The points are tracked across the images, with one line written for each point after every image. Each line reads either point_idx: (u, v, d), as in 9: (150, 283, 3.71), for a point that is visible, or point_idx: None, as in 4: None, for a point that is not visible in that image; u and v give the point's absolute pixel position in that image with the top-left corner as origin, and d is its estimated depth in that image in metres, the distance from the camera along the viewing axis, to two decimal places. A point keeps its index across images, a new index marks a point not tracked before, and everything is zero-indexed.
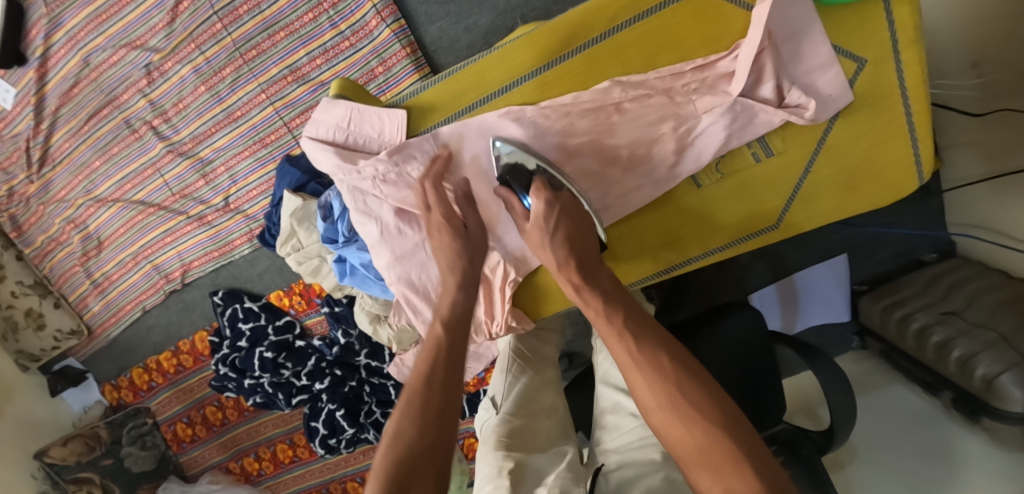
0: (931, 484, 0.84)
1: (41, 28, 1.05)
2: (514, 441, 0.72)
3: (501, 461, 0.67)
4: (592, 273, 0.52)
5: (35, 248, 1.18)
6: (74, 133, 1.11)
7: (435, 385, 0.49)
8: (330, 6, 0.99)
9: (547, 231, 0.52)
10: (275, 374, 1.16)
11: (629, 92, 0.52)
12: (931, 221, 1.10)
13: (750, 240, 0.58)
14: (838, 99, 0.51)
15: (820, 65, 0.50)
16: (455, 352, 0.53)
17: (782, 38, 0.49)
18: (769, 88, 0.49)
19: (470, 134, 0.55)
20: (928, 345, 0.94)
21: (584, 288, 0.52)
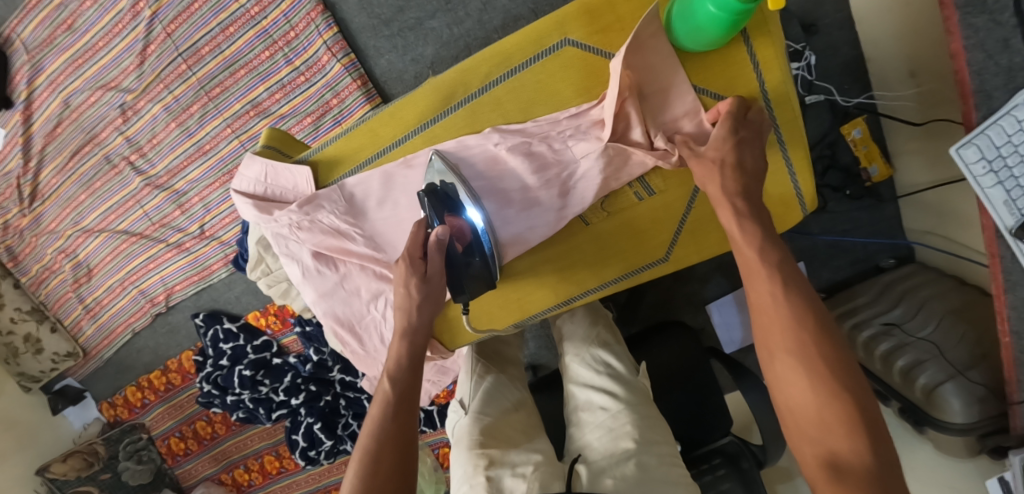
0: None
1: (24, 74, 1.13)
2: (490, 438, 0.71)
3: (476, 459, 0.69)
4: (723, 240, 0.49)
5: (32, 277, 1.27)
6: (60, 170, 1.18)
7: (387, 442, 0.49)
8: (285, 44, 1.05)
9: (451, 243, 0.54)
10: (255, 390, 1.21)
11: (507, 139, 0.57)
12: (888, 228, 1.10)
13: (641, 272, 0.65)
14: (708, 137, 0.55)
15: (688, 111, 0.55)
16: (406, 403, 0.52)
17: (646, 89, 0.54)
18: (638, 132, 0.54)
19: (378, 182, 0.63)
20: (875, 354, 0.95)
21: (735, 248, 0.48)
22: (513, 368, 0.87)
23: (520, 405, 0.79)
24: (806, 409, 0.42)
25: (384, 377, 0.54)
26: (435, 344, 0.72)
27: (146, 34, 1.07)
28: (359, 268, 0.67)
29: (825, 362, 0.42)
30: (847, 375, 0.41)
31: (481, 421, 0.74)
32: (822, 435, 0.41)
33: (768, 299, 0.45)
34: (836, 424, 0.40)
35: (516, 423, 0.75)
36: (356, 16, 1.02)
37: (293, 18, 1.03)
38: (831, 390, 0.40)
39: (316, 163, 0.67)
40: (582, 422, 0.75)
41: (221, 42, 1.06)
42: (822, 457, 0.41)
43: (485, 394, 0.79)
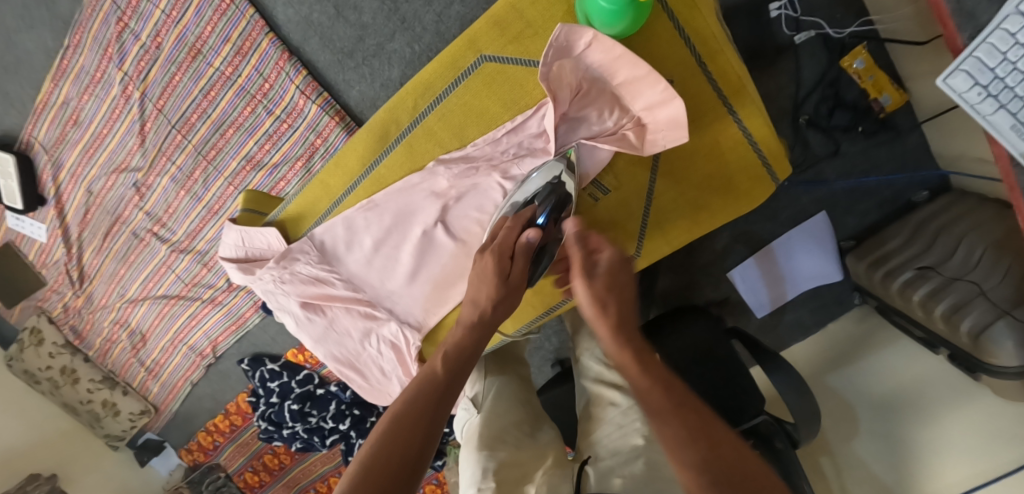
0: (902, 447, 0.84)
1: (49, 172, 1.23)
2: (501, 440, 0.66)
3: (484, 461, 0.63)
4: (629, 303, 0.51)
5: (97, 350, 1.39)
6: (98, 251, 1.29)
7: (420, 425, 0.43)
8: (263, 97, 1.08)
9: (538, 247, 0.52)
10: (305, 421, 1.29)
11: (452, 168, 0.58)
12: (916, 158, 1.00)
13: None
14: (669, 135, 0.51)
15: (657, 102, 0.50)
16: (452, 392, 0.47)
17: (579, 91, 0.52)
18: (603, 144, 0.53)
19: (342, 231, 0.64)
20: (913, 301, 0.86)
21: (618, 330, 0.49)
22: (520, 367, 0.84)
23: (530, 405, 0.75)
24: None
25: (443, 354, 0.49)
26: None
27: (140, 113, 1.14)
28: (344, 311, 0.68)
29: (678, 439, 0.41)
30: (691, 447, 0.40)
31: (492, 420, 0.70)
32: None
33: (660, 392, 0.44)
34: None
35: (525, 422, 0.71)
36: (320, 54, 1.03)
37: (264, 70, 1.06)
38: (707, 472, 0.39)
39: (283, 221, 0.68)
40: (595, 419, 0.69)
41: (206, 107, 1.11)
42: None
43: (498, 393, 0.76)
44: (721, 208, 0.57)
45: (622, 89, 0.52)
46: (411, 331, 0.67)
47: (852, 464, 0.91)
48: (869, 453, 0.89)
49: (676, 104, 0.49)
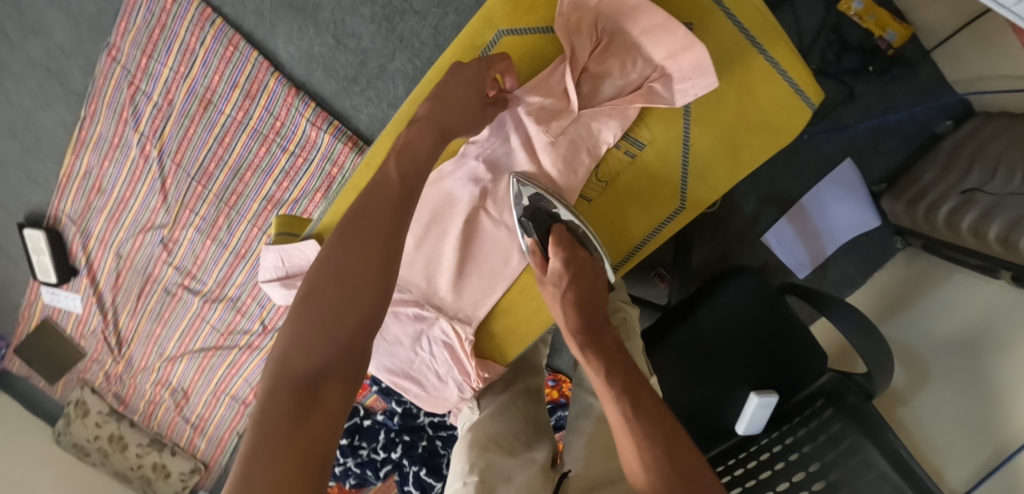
0: (981, 380, 0.80)
1: (78, 241, 1.26)
2: (494, 441, 0.64)
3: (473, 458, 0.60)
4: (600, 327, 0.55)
5: (141, 413, 1.38)
6: (133, 313, 1.30)
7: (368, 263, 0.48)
8: (276, 135, 1.09)
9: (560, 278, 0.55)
10: (356, 455, 1.27)
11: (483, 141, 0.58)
12: (933, 88, 0.99)
13: (665, 228, 0.60)
14: (699, 83, 0.50)
15: (678, 50, 0.50)
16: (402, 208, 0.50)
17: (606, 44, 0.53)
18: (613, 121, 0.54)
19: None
20: (962, 230, 0.84)
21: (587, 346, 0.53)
22: (532, 376, 0.78)
23: (531, 419, 0.71)
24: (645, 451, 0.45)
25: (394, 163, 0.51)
26: (488, 363, 0.69)
27: (160, 171, 1.16)
28: (393, 317, 0.68)
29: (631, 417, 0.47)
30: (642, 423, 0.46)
31: (488, 425, 0.66)
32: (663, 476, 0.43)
33: (619, 416, 0.48)
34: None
35: (521, 434, 0.67)
36: (325, 84, 1.06)
37: (274, 109, 1.08)
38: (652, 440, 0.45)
39: (320, 233, 0.68)
40: (582, 432, 0.70)
41: (223, 154, 1.13)
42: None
43: (504, 401, 0.71)
44: (760, 145, 0.55)
45: (644, 39, 0.51)
46: (461, 325, 0.66)
47: (932, 408, 0.86)
48: (949, 394, 0.84)
49: (698, 49, 0.48)
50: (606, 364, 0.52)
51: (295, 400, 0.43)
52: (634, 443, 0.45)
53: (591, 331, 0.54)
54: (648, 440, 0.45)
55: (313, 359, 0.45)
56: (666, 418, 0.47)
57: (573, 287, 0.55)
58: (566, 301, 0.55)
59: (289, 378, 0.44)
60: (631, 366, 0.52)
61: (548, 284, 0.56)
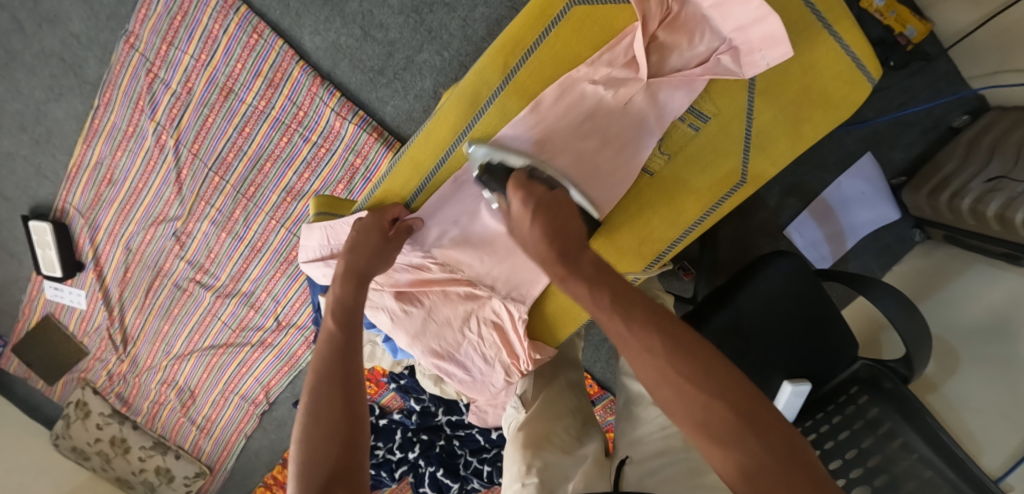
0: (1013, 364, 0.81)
1: (86, 234, 1.22)
2: (544, 439, 0.62)
3: (529, 458, 0.59)
4: (573, 253, 0.46)
5: (145, 414, 1.34)
6: (140, 309, 1.26)
7: (336, 404, 0.50)
8: (298, 125, 1.07)
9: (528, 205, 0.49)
10: (372, 456, 1.22)
11: None
12: (949, 84, 1.02)
13: (726, 201, 0.60)
14: (769, 54, 0.50)
15: (749, 21, 0.50)
16: (350, 354, 0.53)
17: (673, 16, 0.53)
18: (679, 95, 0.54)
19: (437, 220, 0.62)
20: (988, 217, 0.86)
21: (568, 276, 0.45)
22: (571, 371, 0.77)
23: (578, 412, 0.69)
24: (660, 376, 0.41)
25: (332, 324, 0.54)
26: (539, 345, 0.69)
27: (176, 161, 1.13)
28: (441, 297, 0.67)
29: (638, 348, 0.41)
30: (649, 352, 0.41)
31: (539, 421, 0.64)
32: (690, 402, 0.39)
33: (617, 334, 0.42)
34: (730, 440, 0.38)
35: (572, 429, 0.65)
36: (351, 75, 1.04)
37: (298, 98, 1.06)
38: (664, 364, 0.40)
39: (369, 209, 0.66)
40: (632, 418, 0.67)
41: (242, 144, 1.11)
42: (704, 416, 0.39)
43: (549, 397, 0.69)
44: (822, 118, 0.57)
45: (714, 12, 0.52)
46: (514, 305, 0.66)
47: (964, 396, 0.86)
48: (981, 379, 0.85)
49: (771, 21, 0.48)
50: (586, 282, 0.44)
51: None
52: (638, 359, 0.41)
53: (568, 255, 0.46)
54: (650, 354, 0.41)
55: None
56: (658, 317, 0.42)
57: (537, 219, 0.47)
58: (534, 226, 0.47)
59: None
60: (610, 278, 0.44)
61: (518, 231, 0.49)
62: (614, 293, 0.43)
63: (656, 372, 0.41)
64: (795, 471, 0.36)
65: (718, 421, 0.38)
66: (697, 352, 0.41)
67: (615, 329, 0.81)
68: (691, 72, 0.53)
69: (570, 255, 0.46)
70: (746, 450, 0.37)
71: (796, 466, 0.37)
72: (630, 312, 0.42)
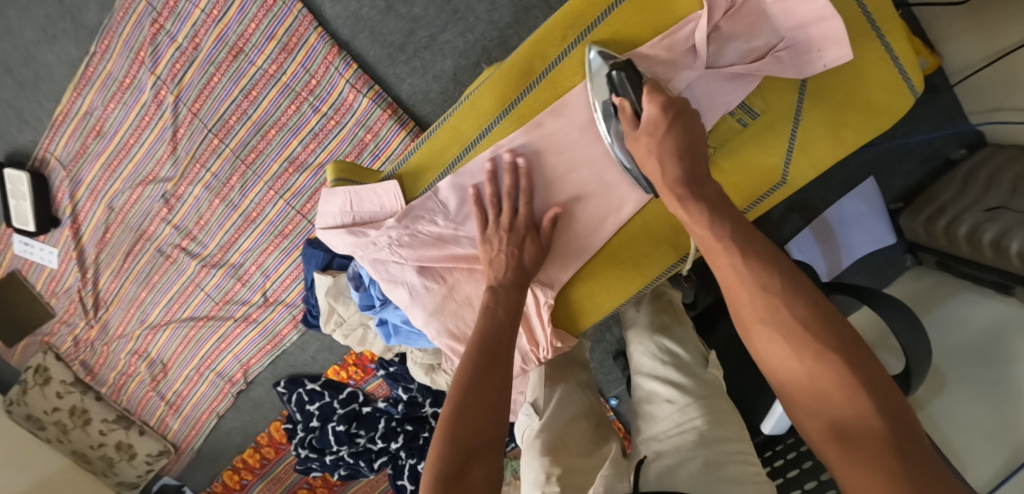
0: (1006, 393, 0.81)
1: (66, 189, 1.16)
2: (560, 445, 0.62)
3: (547, 464, 0.59)
4: (699, 183, 0.49)
5: (110, 386, 1.27)
6: (117, 274, 1.20)
7: (494, 382, 0.52)
8: (309, 93, 1.04)
9: (657, 137, 0.49)
10: (352, 444, 1.17)
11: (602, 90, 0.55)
12: (950, 117, 1.06)
13: (765, 198, 0.63)
14: (828, 54, 0.52)
15: (810, 20, 0.51)
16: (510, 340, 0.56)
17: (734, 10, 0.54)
18: (731, 88, 0.55)
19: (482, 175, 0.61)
20: (983, 244, 0.88)
21: (687, 199, 0.49)
22: (581, 373, 0.77)
23: (592, 414, 0.71)
24: (768, 314, 0.44)
25: (498, 306, 0.58)
26: (561, 334, 0.68)
27: (173, 119, 1.08)
28: (466, 275, 0.65)
29: (756, 282, 0.45)
30: (775, 287, 0.44)
31: (554, 426, 0.65)
32: (794, 346, 0.42)
33: (730, 271, 0.46)
34: (832, 389, 0.40)
35: (588, 432, 0.67)
36: (370, 48, 1.00)
37: (311, 66, 1.02)
38: (768, 303, 0.44)
39: (401, 178, 0.65)
40: (646, 417, 0.66)
41: (247, 108, 1.06)
42: (804, 362, 0.42)
43: (562, 400, 0.69)
44: (863, 125, 0.59)
45: (775, 8, 0.53)
46: (540, 290, 0.65)
47: None
48: None
49: (835, 22, 0.50)
50: (708, 212, 0.48)
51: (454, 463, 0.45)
52: (750, 298, 0.45)
53: (694, 179, 0.49)
54: (765, 291, 0.44)
55: (463, 445, 0.47)
56: (781, 263, 0.45)
57: (670, 133, 0.49)
58: (663, 152, 0.49)
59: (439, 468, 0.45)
60: (735, 214, 0.48)
61: (641, 138, 0.50)
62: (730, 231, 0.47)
63: (760, 316, 0.44)
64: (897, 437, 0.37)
65: (817, 361, 0.41)
66: (811, 296, 0.43)
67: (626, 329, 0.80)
68: (748, 66, 0.53)
69: (699, 188, 0.49)
70: (839, 404, 0.40)
71: (899, 433, 0.37)
72: (755, 250, 0.45)
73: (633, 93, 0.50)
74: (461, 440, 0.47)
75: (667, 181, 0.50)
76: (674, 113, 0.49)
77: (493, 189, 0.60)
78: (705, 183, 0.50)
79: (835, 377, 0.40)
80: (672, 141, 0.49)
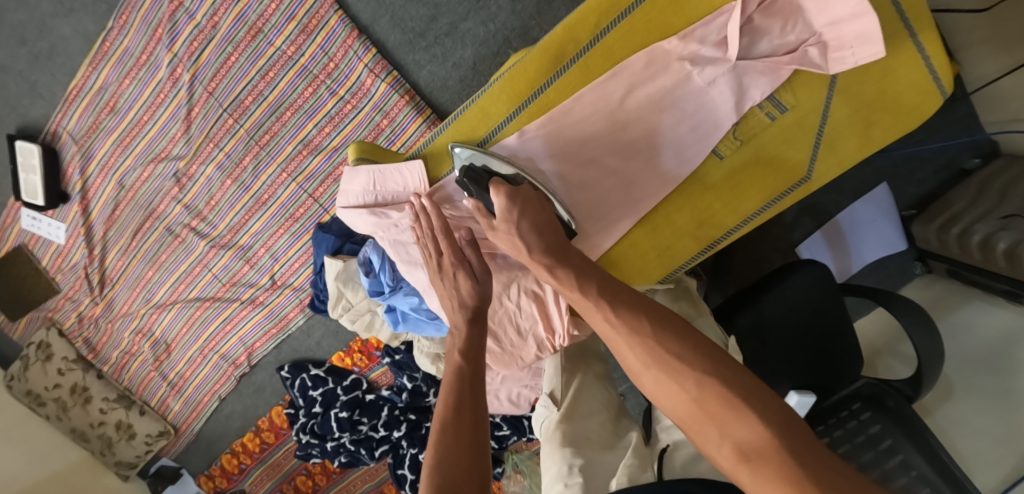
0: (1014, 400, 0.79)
1: (76, 164, 1.16)
2: (582, 439, 0.63)
3: (569, 457, 0.61)
4: (562, 253, 0.52)
5: (112, 364, 1.27)
6: (124, 251, 1.19)
7: (465, 418, 0.52)
8: (327, 76, 1.03)
9: (512, 223, 0.53)
10: (354, 431, 1.16)
11: (634, 78, 0.56)
12: (965, 126, 1.06)
13: (789, 194, 0.63)
14: (860, 51, 0.52)
15: (846, 17, 0.51)
16: (478, 386, 0.55)
17: (769, 4, 0.54)
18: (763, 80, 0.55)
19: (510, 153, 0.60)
20: (996, 253, 0.87)
21: (556, 268, 0.51)
22: (598, 363, 0.77)
23: (611, 405, 0.70)
24: (649, 356, 0.44)
25: (454, 352, 0.57)
26: (578, 321, 0.67)
27: (188, 98, 1.07)
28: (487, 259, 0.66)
29: (629, 328, 0.45)
30: (659, 323, 0.45)
31: (573, 418, 0.66)
32: (678, 382, 0.42)
33: (605, 324, 0.47)
34: (720, 412, 0.39)
35: (608, 422, 0.67)
36: (391, 33, 1.00)
37: (330, 49, 1.02)
38: (644, 346, 0.44)
39: (425, 157, 0.65)
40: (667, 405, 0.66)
41: (263, 89, 1.06)
42: (689, 397, 0.41)
43: (580, 391, 0.70)
44: (892, 123, 0.59)
45: (810, 2, 0.53)
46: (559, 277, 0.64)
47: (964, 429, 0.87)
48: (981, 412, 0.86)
49: (868, 19, 0.49)
50: (575, 275, 0.50)
51: None
52: (628, 344, 0.45)
53: (555, 250, 0.52)
54: (639, 335, 0.45)
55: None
56: (645, 305, 0.47)
57: (525, 215, 0.53)
58: (523, 231, 0.53)
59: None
60: (601, 272, 0.51)
61: (499, 226, 0.55)
62: (598, 285, 0.49)
63: (639, 363, 0.45)
64: (794, 446, 0.36)
65: (697, 393, 0.41)
66: (682, 328, 0.44)
67: None
68: (778, 60, 0.54)
69: (568, 254, 0.52)
70: (739, 429, 0.38)
71: (789, 437, 0.37)
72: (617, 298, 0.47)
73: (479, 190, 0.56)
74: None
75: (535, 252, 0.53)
76: (521, 201, 0.54)
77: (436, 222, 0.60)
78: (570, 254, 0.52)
79: (722, 404, 0.39)
80: (526, 224, 0.53)
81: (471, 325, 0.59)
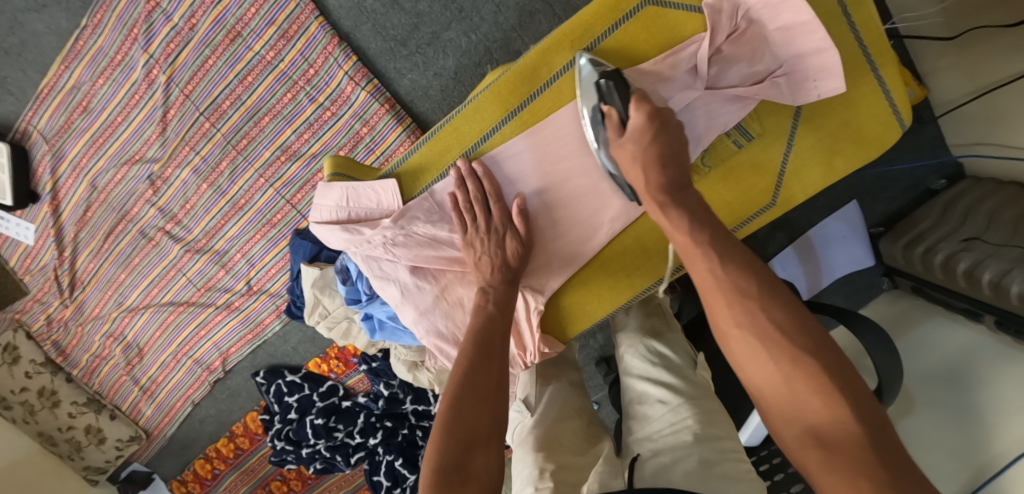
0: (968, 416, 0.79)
1: (47, 164, 1.13)
2: (554, 445, 0.64)
3: (541, 461, 0.61)
4: (680, 190, 0.51)
5: (82, 368, 1.24)
6: (96, 254, 1.17)
7: (491, 370, 0.53)
8: (306, 83, 1.03)
9: (643, 142, 0.52)
10: (329, 438, 1.16)
11: None
12: (933, 147, 1.10)
13: (756, 219, 0.64)
14: (822, 85, 0.54)
15: (810, 50, 0.53)
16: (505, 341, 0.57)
17: (738, 35, 0.55)
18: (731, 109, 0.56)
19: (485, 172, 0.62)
20: (957, 273, 0.90)
21: (668, 205, 0.51)
22: (572, 372, 0.79)
23: (584, 412, 0.72)
24: (749, 323, 0.44)
25: (489, 302, 0.60)
26: (549, 340, 0.68)
27: (165, 99, 1.06)
28: (458, 278, 0.66)
29: (733, 286, 0.45)
30: (769, 293, 0.44)
31: (548, 425, 0.67)
32: (773, 354, 0.42)
33: (707, 275, 0.47)
34: (812, 396, 0.40)
35: (580, 430, 0.68)
36: (372, 41, 0.99)
37: (310, 55, 1.01)
38: (748, 308, 0.44)
39: (399, 175, 0.67)
40: (639, 418, 0.67)
41: (241, 93, 1.05)
42: (781, 372, 0.42)
43: (554, 399, 0.71)
44: (855, 154, 0.61)
45: (777, 35, 0.54)
46: (530, 295, 0.65)
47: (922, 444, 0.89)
48: None
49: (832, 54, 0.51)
50: (687, 217, 0.50)
51: (455, 450, 0.46)
52: (728, 302, 0.45)
53: (675, 187, 0.51)
54: (742, 295, 0.45)
55: (457, 444, 0.47)
56: (756, 266, 0.46)
57: (657, 142, 0.51)
58: (648, 157, 0.51)
59: (436, 469, 0.45)
60: (715, 220, 0.49)
61: (627, 144, 0.53)
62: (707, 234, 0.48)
63: (737, 324, 0.45)
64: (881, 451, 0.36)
65: (796, 367, 0.41)
66: (791, 304, 0.44)
67: (614, 334, 0.82)
68: (745, 89, 0.55)
69: (685, 192, 0.51)
70: (821, 414, 0.39)
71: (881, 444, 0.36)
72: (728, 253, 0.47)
73: (620, 101, 0.53)
74: (455, 442, 0.47)
75: (651, 187, 0.52)
76: (660, 121, 0.52)
77: (490, 187, 0.61)
78: (688, 192, 0.51)
79: (816, 387, 0.40)
80: (655, 150, 0.51)
81: (505, 285, 0.61)
